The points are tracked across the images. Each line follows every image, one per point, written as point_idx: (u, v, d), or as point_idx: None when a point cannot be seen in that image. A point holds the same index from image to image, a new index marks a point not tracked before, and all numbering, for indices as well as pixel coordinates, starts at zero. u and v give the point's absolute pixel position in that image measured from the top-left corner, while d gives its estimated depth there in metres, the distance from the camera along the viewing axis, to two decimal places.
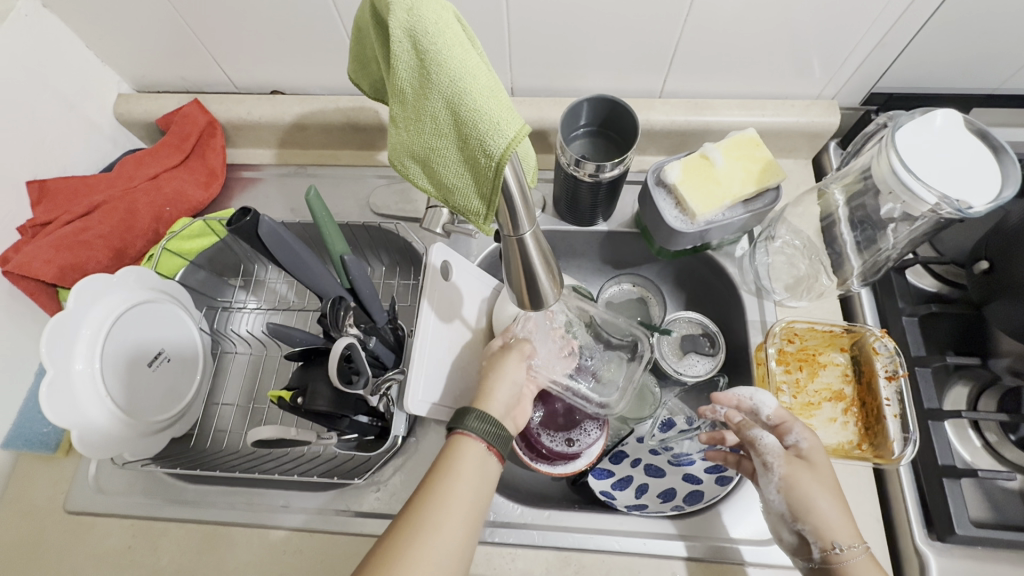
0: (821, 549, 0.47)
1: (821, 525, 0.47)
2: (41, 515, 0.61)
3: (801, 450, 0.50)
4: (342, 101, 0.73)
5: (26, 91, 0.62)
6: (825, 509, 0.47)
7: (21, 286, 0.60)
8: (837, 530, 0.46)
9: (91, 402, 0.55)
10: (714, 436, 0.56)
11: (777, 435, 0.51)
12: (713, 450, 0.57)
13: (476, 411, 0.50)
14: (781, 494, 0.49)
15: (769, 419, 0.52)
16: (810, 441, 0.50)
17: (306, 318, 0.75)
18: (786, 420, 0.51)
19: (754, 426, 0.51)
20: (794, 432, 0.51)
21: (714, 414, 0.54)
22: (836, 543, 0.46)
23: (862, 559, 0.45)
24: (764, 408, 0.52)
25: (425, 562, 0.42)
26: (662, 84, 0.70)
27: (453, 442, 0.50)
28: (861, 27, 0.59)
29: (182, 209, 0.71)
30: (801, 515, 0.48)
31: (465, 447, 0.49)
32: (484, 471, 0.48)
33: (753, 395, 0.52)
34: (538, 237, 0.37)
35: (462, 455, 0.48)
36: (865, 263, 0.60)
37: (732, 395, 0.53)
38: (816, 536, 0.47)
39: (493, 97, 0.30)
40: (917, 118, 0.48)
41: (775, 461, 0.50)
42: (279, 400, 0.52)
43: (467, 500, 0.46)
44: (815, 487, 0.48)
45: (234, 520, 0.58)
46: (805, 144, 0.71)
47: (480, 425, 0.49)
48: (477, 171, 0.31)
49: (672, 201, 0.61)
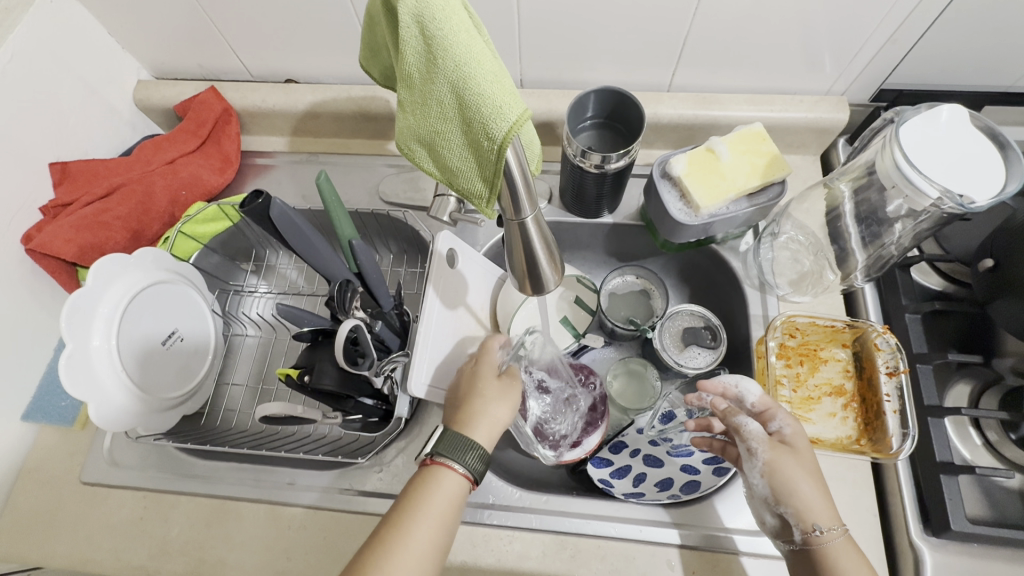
0: (802, 532, 0.47)
1: (803, 507, 0.47)
2: (59, 484, 0.63)
3: (783, 436, 0.51)
4: (354, 90, 0.74)
5: (50, 76, 0.64)
6: (806, 492, 0.48)
7: (43, 263, 0.63)
8: (818, 512, 0.47)
9: (108, 375, 0.57)
10: (702, 423, 0.56)
11: (761, 422, 0.52)
12: (698, 437, 0.57)
13: (476, 450, 0.50)
14: (764, 478, 0.49)
15: (753, 406, 0.53)
16: (792, 427, 0.51)
17: (315, 302, 0.77)
18: (770, 407, 0.52)
19: (739, 413, 0.52)
20: (778, 419, 0.52)
21: (700, 402, 0.54)
22: (816, 526, 0.47)
23: (840, 541, 0.46)
24: (749, 396, 0.53)
25: None
26: (671, 78, 0.70)
27: (425, 478, 0.49)
28: (871, 22, 0.58)
29: (197, 193, 0.72)
30: (783, 498, 0.48)
31: (441, 482, 0.49)
32: (448, 508, 0.48)
33: (738, 383, 0.53)
34: (538, 222, 0.38)
35: (423, 498, 0.47)
36: (870, 258, 0.60)
37: (718, 382, 0.54)
38: (798, 519, 0.48)
39: (496, 81, 0.31)
40: (923, 113, 0.48)
41: (760, 446, 0.50)
42: (287, 377, 0.53)
43: (426, 541, 0.45)
44: (797, 471, 0.49)
45: (241, 495, 0.60)
46: (813, 140, 0.71)
47: (476, 463, 0.50)
48: (480, 154, 0.32)
49: (677, 193, 0.62)
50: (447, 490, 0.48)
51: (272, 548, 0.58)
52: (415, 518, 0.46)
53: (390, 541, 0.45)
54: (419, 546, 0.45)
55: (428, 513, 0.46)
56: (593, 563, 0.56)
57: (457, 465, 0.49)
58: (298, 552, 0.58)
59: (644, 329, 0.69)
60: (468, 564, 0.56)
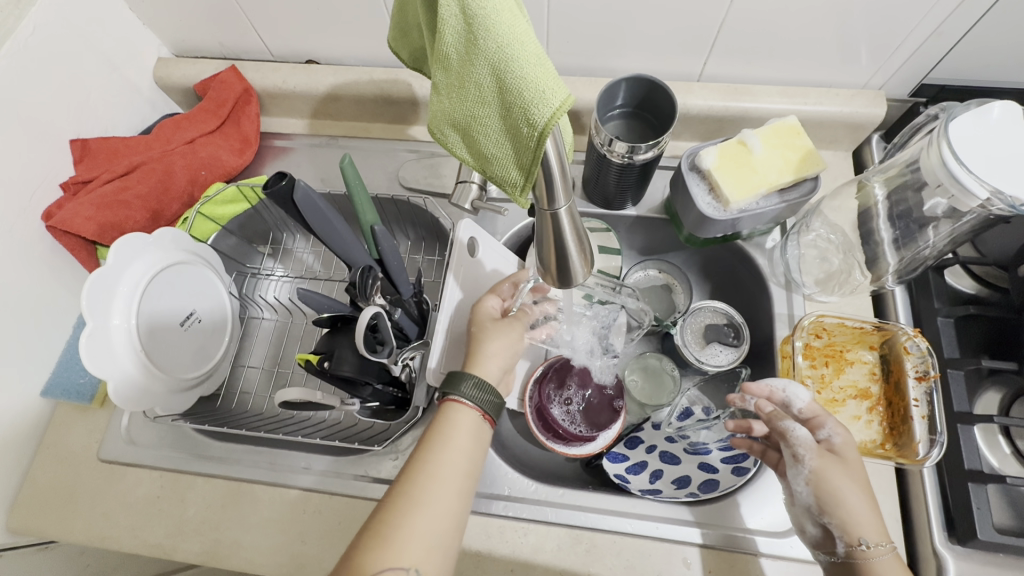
0: (846, 544, 0.47)
1: (849, 520, 0.47)
2: (77, 460, 0.63)
3: (833, 445, 0.50)
4: (376, 73, 0.73)
5: (72, 50, 0.63)
6: (854, 504, 0.47)
7: (63, 241, 0.63)
8: (866, 526, 0.46)
9: (124, 352, 0.57)
10: (742, 426, 0.55)
11: (808, 429, 0.51)
12: (738, 437, 0.56)
13: (473, 379, 0.50)
14: (809, 487, 0.49)
15: (801, 412, 0.52)
16: (843, 438, 0.50)
17: (332, 287, 0.76)
18: (818, 415, 0.51)
19: (785, 417, 0.50)
20: (826, 427, 0.50)
21: (744, 403, 0.54)
22: (862, 539, 0.46)
23: (886, 558, 0.45)
24: (796, 402, 0.53)
25: (415, 540, 0.43)
26: (702, 67, 0.68)
27: (448, 412, 0.50)
28: (915, 16, 0.56)
29: (217, 173, 0.72)
30: (828, 508, 0.48)
31: (460, 416, 0.49)
32: (471, 441, 0.49)
33: (786, 387, 0.53)
34: (572, 212, 0.37)
35: (445, 432, 0.48)
36: (903, 260, 0.57)
37: (765, 386, 0.54)
38: (842, 531, 0.47)
39: (538, 64, 0.30)
40: (973, 109, 0.46)
41: (808, 454, 0.49)
42: (307, 362, 0.53)
43: (454, 473, 0.47)
44: (845, 481, 0.48)
45: (257, 478, 0.60)
46: (846, 135, 0.69)
47: (476, 389, 0.50)
48: (519, 140, 0.31)
49: (705, 186, 0.60)
50: (468, 422, 0.49)
51: (287, 531, 0.58)
52: (442, 452, 0.47)
53: (414, 480, 0.46)
54: (447, 479, 0.47)
55: (455, 448, 0.48)
56: (607, 559, 0.55)
57: (461, 399, 0.50)
58: (312, 536, 0.58)
59: (667, 325, 0.69)
60: (482, 555, 0.56)
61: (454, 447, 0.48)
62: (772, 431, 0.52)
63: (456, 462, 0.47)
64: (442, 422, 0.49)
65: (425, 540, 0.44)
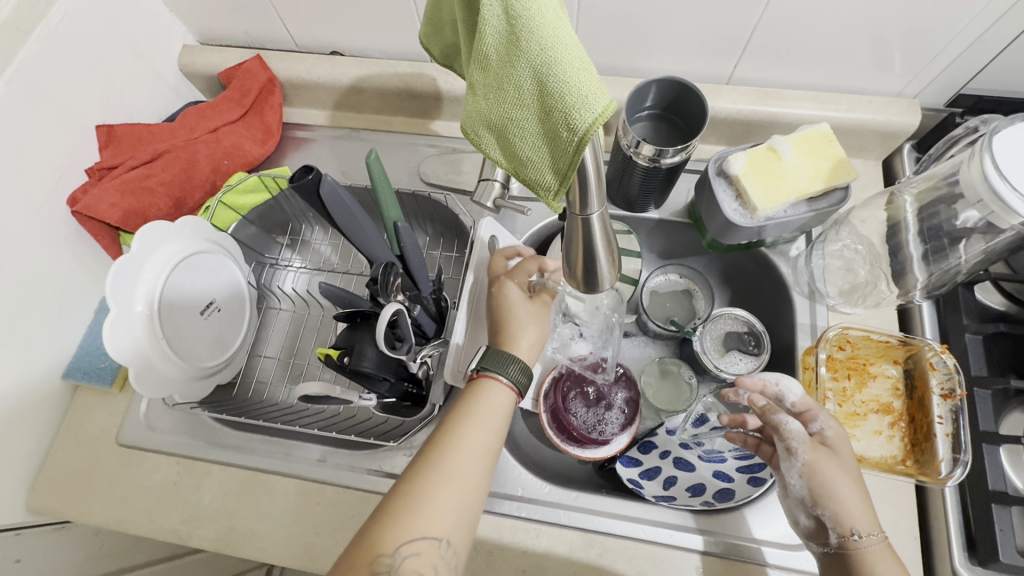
0: (838, 535, 0.46)
1: (841, 511, 0.46)
2: (95, 444, 0.64)
3: (825, 438, 0.49)
4: (401, 66, 0.73)
5: (101, 35, 0.64)
6: (845, 496, 0.46)
7: (87, 226, 0.63)
8: (857, 516, 0.46)
9: (146, 338, 0.58)
10: (735, 419, 0.55)
11: (801, 422, 0.51)
12: (732, 432, 0.56)
13: (517, 363, 0.51)
14: (802, 479, 0.48)
15: (793, 406, 0.52)
16: (835, 430, 0.49)
17: (349, 280, 0.76)
18: (812, 408, 0.51)
19: (778, 411, 0.51)
20: (819, 420, 0.50)
21: (738, 397, 0.54)
22: (855, 530, 0.45)
23: (878, 548, 0.44)
24: (790, 396, 0.52)
25: (445, 514, 0.42)
26: (732, 70, 0.67)
27: (484, 389, 0.49)
28: (958, 23, 0.55)
29: (238, 163, 0.72)
30: (821, 500, 0.47)
31: (495, 394, 0.49)
32: (498, 414, 0.48)
33: (779, 380, 0.52)
34: (603, 219, 0.37)
35: (474, 410, 0.48)
36: (932, 276, 0.56)
37: (757, 379, 0.53)
38: (835, 522, 0.46)
39: (582, 68, 0.29)
40: (1018, 123, 0.45)
41: (800, 447, 0.48)
42: (327, 357, 0.52)
43: (479, 449, 0.46)
44: (838, 473, 0.47)
45: (272, 468, 0.61)
46: (877, 144, 0.68)
47: (519, 375, 0.51)
48: (556, 144, 0.30)
49: (732, 192, 0.59)
50: (494, 401, 0.48)
51: (301, 522, 0.59)
52: (469, 427, 0.46)
53: (442, 452, 0.45)
54: (473, 455, 0.45)
55: (485, 425, 0.47)
56: (618, 564, 0.55)
57: (502, 377, 0.50)
58: (326, 529, 0.58)
59: (686, 330, 0.67)
60: (494, 554, 0.56)
61: (484, 423, 0.47)
62: (766, 425, 0.52)
63: (484, 434, 0.47)
64: (478, 400, 0.49)
65: (453, 514, 0.43)
